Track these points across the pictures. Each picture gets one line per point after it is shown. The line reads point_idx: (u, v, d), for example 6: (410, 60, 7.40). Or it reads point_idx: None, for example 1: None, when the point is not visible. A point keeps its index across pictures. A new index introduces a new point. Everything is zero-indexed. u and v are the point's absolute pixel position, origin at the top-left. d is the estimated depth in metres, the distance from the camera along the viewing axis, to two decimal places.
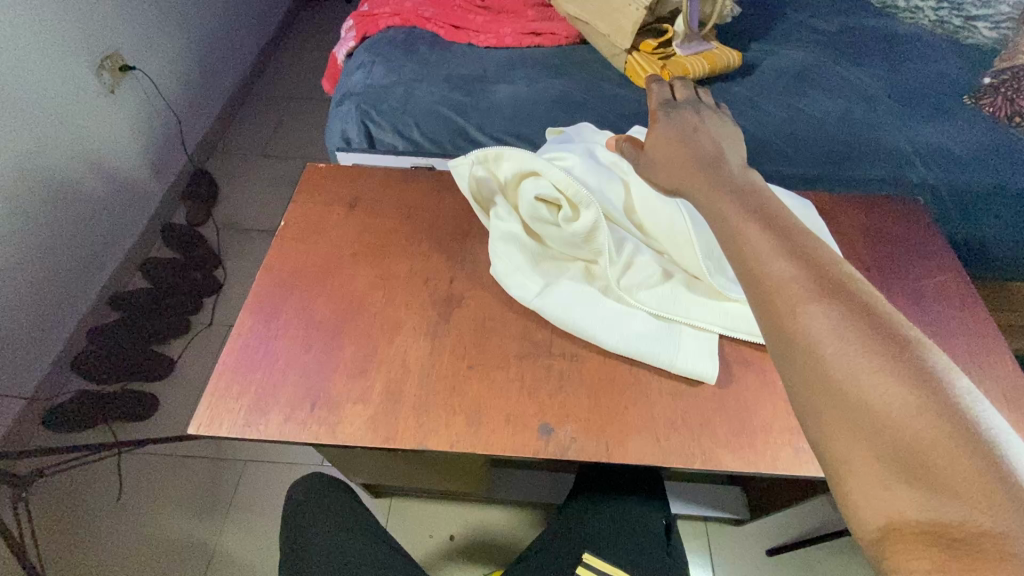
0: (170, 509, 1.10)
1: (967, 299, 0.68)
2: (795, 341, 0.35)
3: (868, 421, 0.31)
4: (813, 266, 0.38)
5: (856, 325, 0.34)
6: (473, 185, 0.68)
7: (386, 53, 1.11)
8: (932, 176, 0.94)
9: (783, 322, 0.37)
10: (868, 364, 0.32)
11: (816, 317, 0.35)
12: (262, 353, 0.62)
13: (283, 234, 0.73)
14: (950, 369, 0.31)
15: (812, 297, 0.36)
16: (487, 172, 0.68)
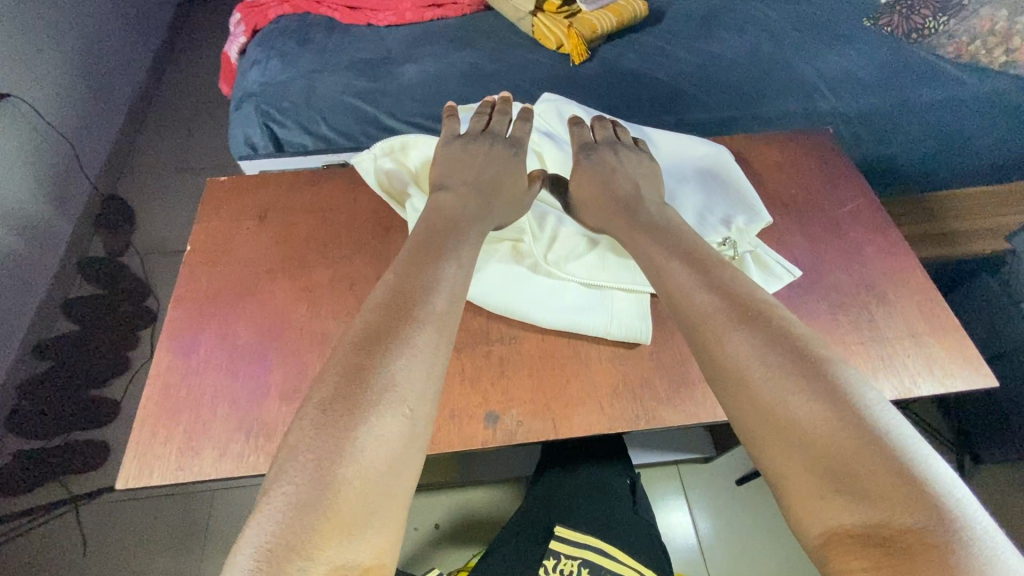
0: (143, 551, 1.07)
1: (879, 221, 0.70)
2: (726, 369, 0.42)
3: (797, 435, 0.37)
4: (730, 296, 0.45)
5: (775, 349, 0.41)
6: (383, 178, 0.66)
7: (279, 45, 1.03)
8: (842, 103, 0.96)
9: (714, 351, 0.43)
10: (788, 384, 0.38)
11: (741, 347, 0.42)
12: (188, 390, 0.58)
13: (192, 259, 0.68)
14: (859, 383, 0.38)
15: (736, 325, 0.43)
16: (396, 163, 0.65)
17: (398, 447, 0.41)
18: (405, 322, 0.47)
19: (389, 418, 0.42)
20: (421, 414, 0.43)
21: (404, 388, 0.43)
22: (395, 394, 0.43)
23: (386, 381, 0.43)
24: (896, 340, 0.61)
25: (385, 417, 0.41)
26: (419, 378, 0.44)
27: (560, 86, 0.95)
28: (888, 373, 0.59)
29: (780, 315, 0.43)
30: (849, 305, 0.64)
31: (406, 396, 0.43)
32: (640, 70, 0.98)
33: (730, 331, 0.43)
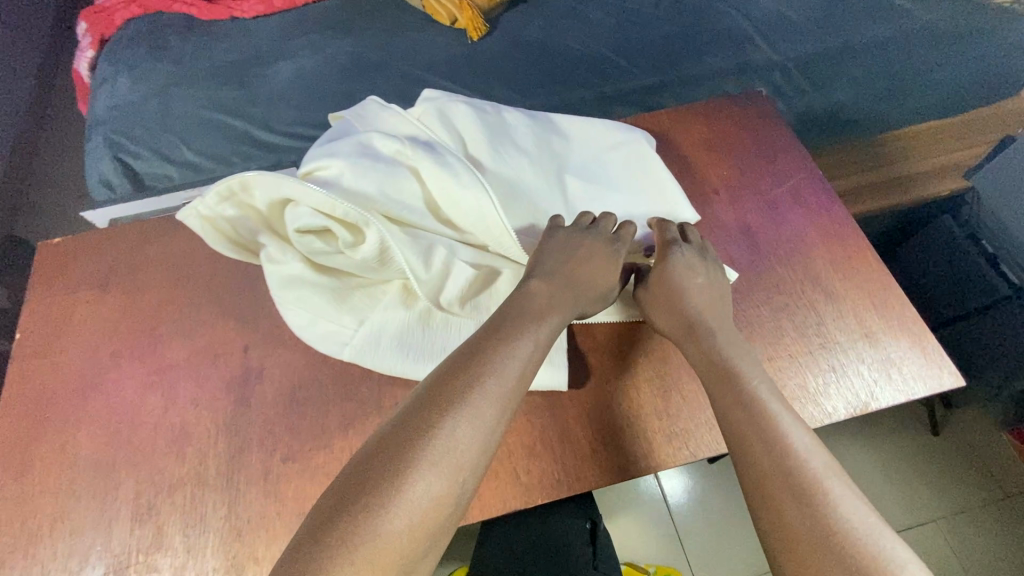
0: None
1: (822, 199, 0.61)
2: (783, 541, 0.35)
3: None
4: (746, 399, 0.43)
5: (791, 463, 0.38)
6: (226, 227, 0.52)
7: (126, 57, 0.87)
8: (779, 51, 0.85)
9: (771, 514, 0.37)
10: (804, 503, 0.36)
11: (800, 512, 0.36)
12: (23, 522, 0.48)
13: (21, 349, 0.57)
14: (863, 510, 0.36)
15: (751, 433, 0.41)
16: (239, 208, 0.52)
17: (437, 512, 0.34)
18: (478, 369, 0.39)
19: (434, 484, 0.34)
20: (466, 489, 0.36)
21: (458, 451, 0.35)
22: (445, 455, 0.35)
23: (438, 437, 0.35)
24: (847, 344, 0.53)
25: (432, 483, 0.34)
26: (478, 443, 0.36)
27: (458, 70, 0.82)
28: (840, 386, 0.51)
29: (790, 423, 0.41)
30: (794, 306, 0.55)
31: (454, 464, 0.35)
32: (549, 39, 0.85)
33: (751, 439, 0.40)
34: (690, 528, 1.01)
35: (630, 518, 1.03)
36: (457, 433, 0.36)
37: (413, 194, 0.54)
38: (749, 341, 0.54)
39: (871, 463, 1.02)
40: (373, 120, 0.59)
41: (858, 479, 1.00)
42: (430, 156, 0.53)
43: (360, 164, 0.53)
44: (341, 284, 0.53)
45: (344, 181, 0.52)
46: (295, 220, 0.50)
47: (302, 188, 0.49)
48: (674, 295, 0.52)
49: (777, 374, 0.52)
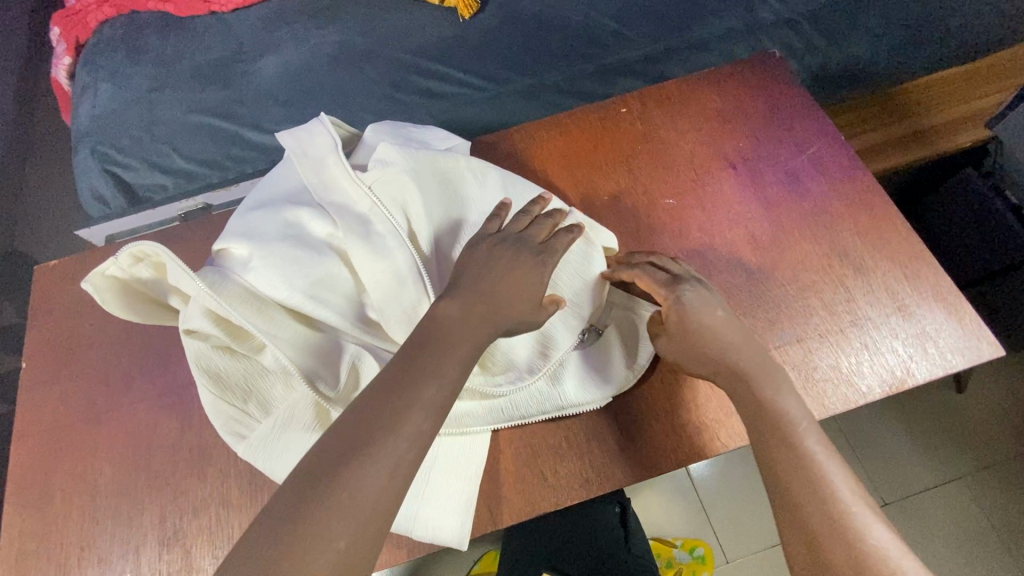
0: None
1: (846, 165, 0.58)
2: (793, 509, 0.38)
3: None
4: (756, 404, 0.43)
5: (806, 468, 0.39)
6: (142, 287, 0.49)
7: (105, 62, 0.84)
8: (788, 7, 0.80)
9: (782, 486, 0.39)
10: (823, 509, 0.38)
11: (809, 486, 0.39)
12: (50, 555, 0.48)
13: (30, 377, 0.56)
14: (872, 515, 0.38)
15: (767, 437, 0.41)
16: (155, 269, 0.48)
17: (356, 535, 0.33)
18: (379, 399, 0.37)
19: (339, 526, 0.33)
20: (366, 537, 0.33)
21: (362, 490, 0.34)
22: (348, 500, 0.33)
23: (343, 475, 0.34)
24: (878, 319, 0.51)
25: (340, 530, 0.33)
26: (386, 476, 0.34)
27: (451, 52, 0.78)
28: (873, 364, 0.49)
29: (799, 422, 0.41)
30: (822, 283, 0.53)
31: (366, 484, 0.34)
32: (544, 10, 0.80)
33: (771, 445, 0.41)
34: (715, 499, 1.00)
35: (655, 492, 1.02)
36: (366, 468, 0.34)
37: (336, 278, 0.49)
38: (776, 323, 0.51)
39: (893, 426, 1.00)
40: (320, 174, 0.51)
41: (882, 445, 0.99)
42: (359, 242, 0.49)
43: (274, 251, 0.48)
44: (252, 369, 0.49)
45: (250, 272, 0.48)
46: (200, 310, 0.46)
47: (198, 286, 0.44)
48: (694, 338, 0.46)
49: (808, 356, 0.50)
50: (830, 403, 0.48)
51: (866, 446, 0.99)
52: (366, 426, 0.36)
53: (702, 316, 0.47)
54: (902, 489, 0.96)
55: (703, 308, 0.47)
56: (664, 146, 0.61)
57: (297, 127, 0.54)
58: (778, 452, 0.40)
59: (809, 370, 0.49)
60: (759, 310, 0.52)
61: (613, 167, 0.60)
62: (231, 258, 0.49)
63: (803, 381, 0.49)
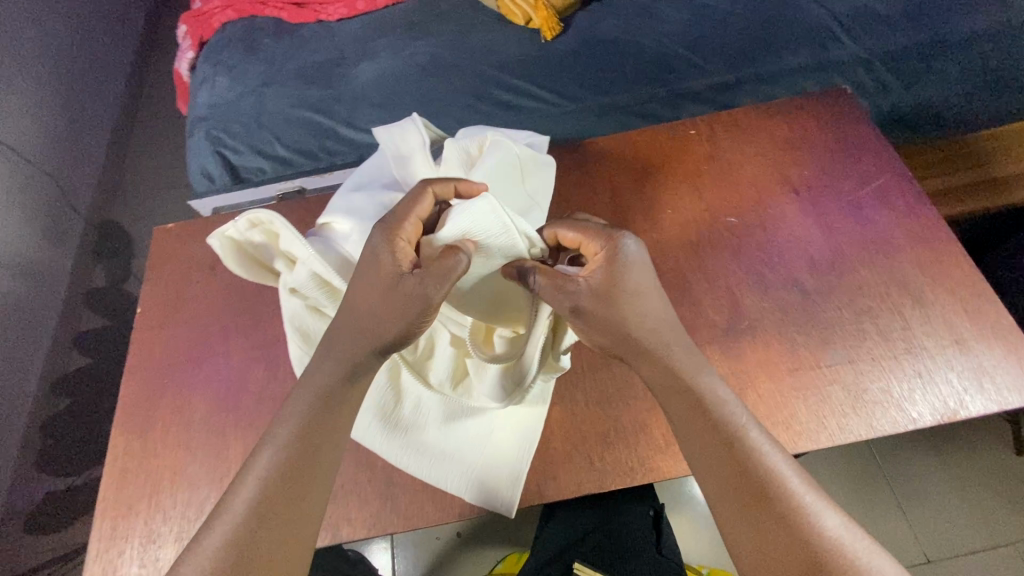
0: None
1: (911, 200, 0.60)
2: (696, 410, 0.44)
3: (737, 486, 0.42)
4: (702, 404, 0.44)
5: (761, 478, 0.42)
6: (253, 250, 0.56)
7: (224, 58, 0.94)
8: (861, 49, 0.82)
9: (687, 393, 0.45)
10: (777, 517, 0.40)
11: (710, 390, 0.45)
12: (148, 475, 0.55)
13: (143, 321, 0.64)
14: (812, 501, 0.41)
15: (717, 446, 0.43)
16: (267, 236, 0.55)
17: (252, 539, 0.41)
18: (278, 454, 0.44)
19: (249, 562, 0.40)
20: (275, 530, 0.41)
21: (271, 529, 0.41)
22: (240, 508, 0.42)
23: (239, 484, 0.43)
24: (935, 350, 0.52)
25: (240, 533, 0.41)
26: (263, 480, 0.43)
27: (532, 69, 0.84)
28: (927, 392, 0.50)
29: (714, 389, 0.45)
30: (878, 309, 0.54)
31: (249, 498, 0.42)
32: (622, 37, 0.85)
33: (722, 452, 0.43)
34: None
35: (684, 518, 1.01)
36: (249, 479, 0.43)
37: None
38: (829, 342, 0.53)
39: (940, 480, 0.96)
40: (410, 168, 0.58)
41: (925, 497, 0.95)
42: None
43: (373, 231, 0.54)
44: None
45: (351, 246, 0.54)
46: (306, 272, 0.52)
47: (308, 250, 0.51)
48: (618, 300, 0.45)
49: (859, 377, 0.51)
50: (878, 424, 0.49)
51: (912, 496, 0.96)
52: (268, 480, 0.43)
53: (634, 279, 0.46)
54: (946, 549, 0.92)
55: (636, 281, 0.46)
56: (730, 167, 0.64)
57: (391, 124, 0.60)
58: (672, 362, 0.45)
59: (859, 391, 0.51)
60: (813, 329, 0.54)
61: (679, 183, 0.64)
62: (334, 232, 0.56)
63: (851, 401, 0.50)
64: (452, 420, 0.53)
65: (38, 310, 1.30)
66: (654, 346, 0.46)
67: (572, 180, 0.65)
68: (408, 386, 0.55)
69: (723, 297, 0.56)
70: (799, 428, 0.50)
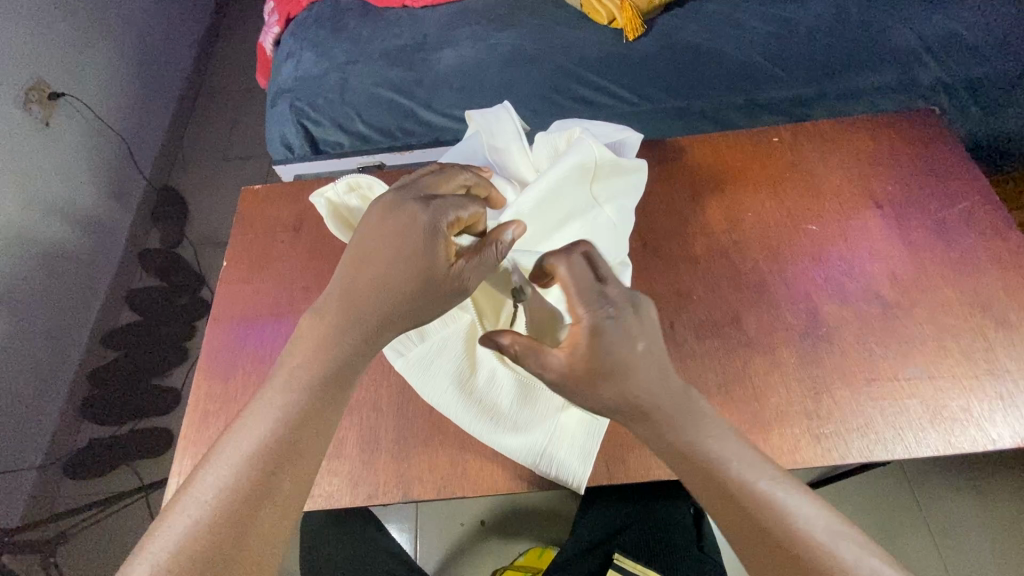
0: None
1: (998, 224, 0.59)
2: (705, 467, 0.41)
3: (766, 555, 0.38)
4: (713, 463, 0.41)
5: (792, 539, 0.38)
6: (347, 214, 0.58)
7: (312, 34, 0.98)
8: (946, 73, 0.81)
9: (693, 452, 0.41)
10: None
11: (716, 444, 0.41)
12: (227, 419, 0.57)
13: (228, 274, 0.66)
14: (865, 569, 0.36)
15: (734, 506, 0.40)
16: (363, 201, 0.57)
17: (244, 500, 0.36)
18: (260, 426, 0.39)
19: (238, 530, 0.36)
20: (271, 494, 0.37)
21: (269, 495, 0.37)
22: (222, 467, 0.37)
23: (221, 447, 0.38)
24: (1019, 375, 0.51)
25: (229, 496, 0.36)
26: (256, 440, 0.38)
27: (610, 68, 0.86)
28: (1008, 415, 0.50)
29: (718, 443, 0.41)
30: (961, 329, 0.54)
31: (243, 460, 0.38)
32: (703, 43, 0.86)
33: (743, 515, 0.39)
34: None
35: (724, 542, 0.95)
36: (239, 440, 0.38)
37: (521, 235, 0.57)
38: (908, 356, 0.53)
39: (984, 522, 0.89)
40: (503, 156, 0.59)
41: (965, 537, 0.89)
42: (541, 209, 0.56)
43: None
44: None
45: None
46: None
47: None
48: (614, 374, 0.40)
49: (938, 394, 0.51)
50: (956, 442, 0.49)
51: None
52: (249, 457, 0.38)
53: (617, 352, 0.39)
54: None
55: (627, 347, 0.39)
56: (812, 177, 0.64)
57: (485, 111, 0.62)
58: (670, 419, 0.41)
59: (939, 407, 0.50)
60: (892, 342, 0.54)
61: (759, 188, 0.64)
62: None
63: (930, 416, 0.50)
64: (525, 396, 0.54)
65: (96, 264, 1.35)
66: (653, 404, 0.41)
67: (652, 176, 0.66)
68: (482, 358, 0.55)
69: (801, 302, 0.57)
70: (874, 437, 0.50)
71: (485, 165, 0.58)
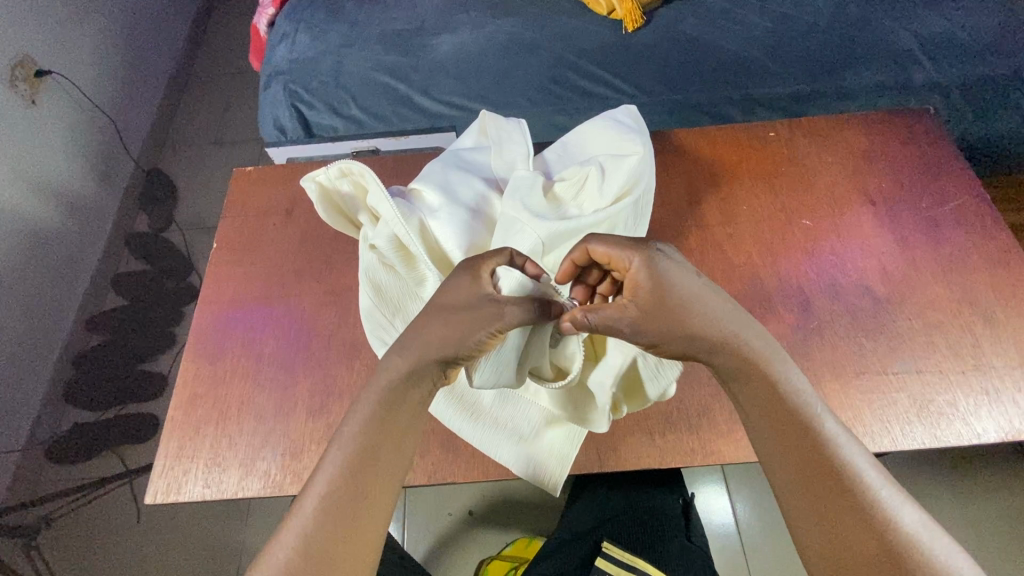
0: (187, 542, 1.06)
1: (988, 222, 0.60)
2: (760, 399, 0.43)
3: (806, 478, 0.42)
4: (777, 398, 0.43)
5: (839, 467, 0.41)
6: (339, 199, 0.57)
7: (306, 16, 0.96)
8: (941, 73, 0.82)
9: (751, 382, 0.43)
10: (857, 510, 0.40)
11: (786, 380, 0.43)
12: (215, 402, 0.56)
13: (217, 257, 0.65)
14: (890, 494, 0.41)
15: (789, 438, 0.42)
16: (355, 187, 0.56)
17: (331, 531, 0.41)
18: (334, 474, 0.42)
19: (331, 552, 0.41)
20: (358, 528, 0.42)
21: (355, 527, 0.41)
22: (310, 505, 0.41)
23: (308, 487, 0.42)
24: (1004, 370, 0.52)
25: (318, 532, 0.41)
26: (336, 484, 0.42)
27: (609, 59, 0.85)
28: (993, 410, 0.50)
29: (793, 378, 0.43)
30: (949, 324, 0.55)
31: (336, 502, 0.41)
32: (702, 37, 0.86)
33: (794, 444, 0.42)
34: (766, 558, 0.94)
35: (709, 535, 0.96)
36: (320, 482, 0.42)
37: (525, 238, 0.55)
38: (897, 351, 0.53)
39: (959, 518, 0.91)
40: (509, 167, 0.60)
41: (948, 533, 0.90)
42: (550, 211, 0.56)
43: (457, 211, 0.55)
44: (404, 290, 0.55)
45: (435, 220, 0.55)
46: (388, 233, 0.53)
47: (394, 212, 0.52)
48: (672, 315, 0.41)
49: (926, 388, 0.52)
50: (941, 434, 0.50)
51: None
52: (327, 496, 0.41)
53: (676, 285, 0.41)
54: None
55: (685, 293, 0.41)
56: (806, 172, 0.64)
57: (499, 119, 0.63)
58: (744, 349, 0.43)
59: (926, 400, 0.51)
60: (882, 336, 0.54)
61: (754, 182, 0.64)
62: (422, 201, 0.57)
63: (917, 409, 0.51)
64: (505, 394, 0.54)
65: (82, 246, 1.32)
66: (726, 339, 0.42)
67: None
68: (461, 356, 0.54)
69: (793, 295, 0.57)
70: (861, 429, 0.50)
71: (492, 177, 0.60)
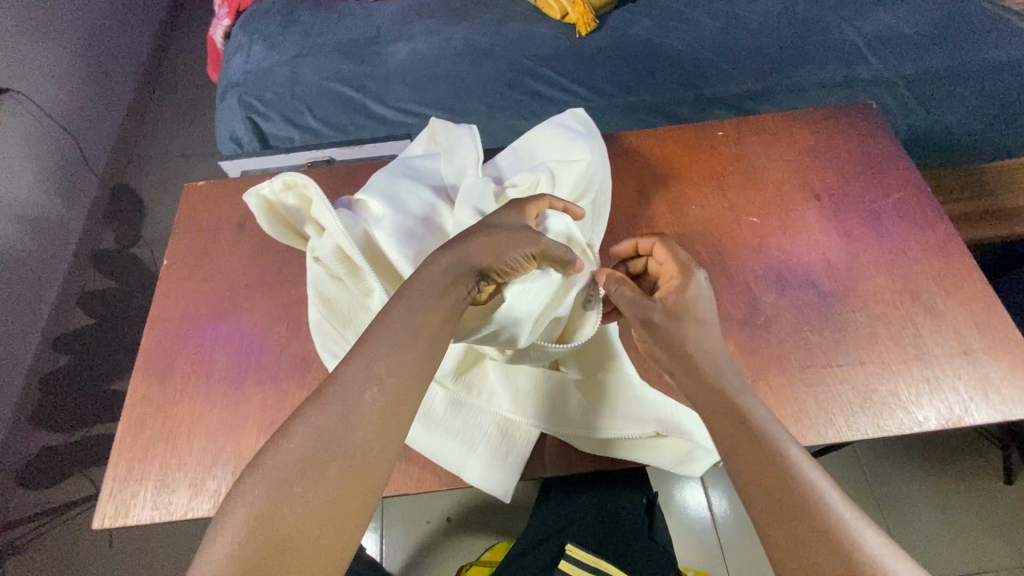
0: (162, 564, 1.04)
1: (929, 213, 0.61)
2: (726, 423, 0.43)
3: (772, 503, 0.39)
4: (742, 421, 0.42)
5: (802, 491, 0.39)
6: (284, 212, 0.56)
7: (261, 27, 0.95)
8: (887, 67, 0.83)
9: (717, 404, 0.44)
10: (821, 534, 0.37)
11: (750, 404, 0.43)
12: (165, 422, 0.55)
13: (168, 274, 0.64)
14: (862, 526, 0.38)
15: (755, 461, 0.41)
16: (299, 199, 0.55)
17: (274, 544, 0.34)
18: (297, 453, 0.37)
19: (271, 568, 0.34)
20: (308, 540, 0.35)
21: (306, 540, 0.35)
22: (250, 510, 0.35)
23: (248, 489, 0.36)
24: (945, 359, 0.53)
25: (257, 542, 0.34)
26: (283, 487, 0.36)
27: (564, 62, 0.86)
28: (934, 398, 0.51)
29: (754, 402, 0.44)
30: (891, 315, 0.56)
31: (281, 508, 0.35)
32: (655, 39, 0.87)
33: (760, 466, 0.40)
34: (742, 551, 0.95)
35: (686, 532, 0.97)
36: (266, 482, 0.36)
37: None
38: (841, 343, 0.54)
39: (926, 502, 0.93)
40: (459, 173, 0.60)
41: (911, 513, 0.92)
42: None
43: (405, 221, 0.55)
44: (352, 302, 0.54)
45: (382, 231, 0.55)
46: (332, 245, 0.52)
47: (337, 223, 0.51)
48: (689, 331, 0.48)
49: (869, 379, 0.53)
50: (884, 424, 0.51)
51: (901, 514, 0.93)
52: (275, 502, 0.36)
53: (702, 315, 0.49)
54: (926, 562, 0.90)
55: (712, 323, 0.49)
56: (753, 169, 0.66)
57: (448, 126, 0.63)
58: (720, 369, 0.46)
59: (869, 391, 0.52)
60: (827, 329, 0.55)
61: (702, 181, 0.65)
62: (368, 212, 0.56)
63: (860, 400, 0.52)
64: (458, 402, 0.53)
65: (47, 265, 1.29)
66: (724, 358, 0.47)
67: None
68: None
69: (742, 293, 0.58)
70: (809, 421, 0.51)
71: (442, 184, 0.60)
